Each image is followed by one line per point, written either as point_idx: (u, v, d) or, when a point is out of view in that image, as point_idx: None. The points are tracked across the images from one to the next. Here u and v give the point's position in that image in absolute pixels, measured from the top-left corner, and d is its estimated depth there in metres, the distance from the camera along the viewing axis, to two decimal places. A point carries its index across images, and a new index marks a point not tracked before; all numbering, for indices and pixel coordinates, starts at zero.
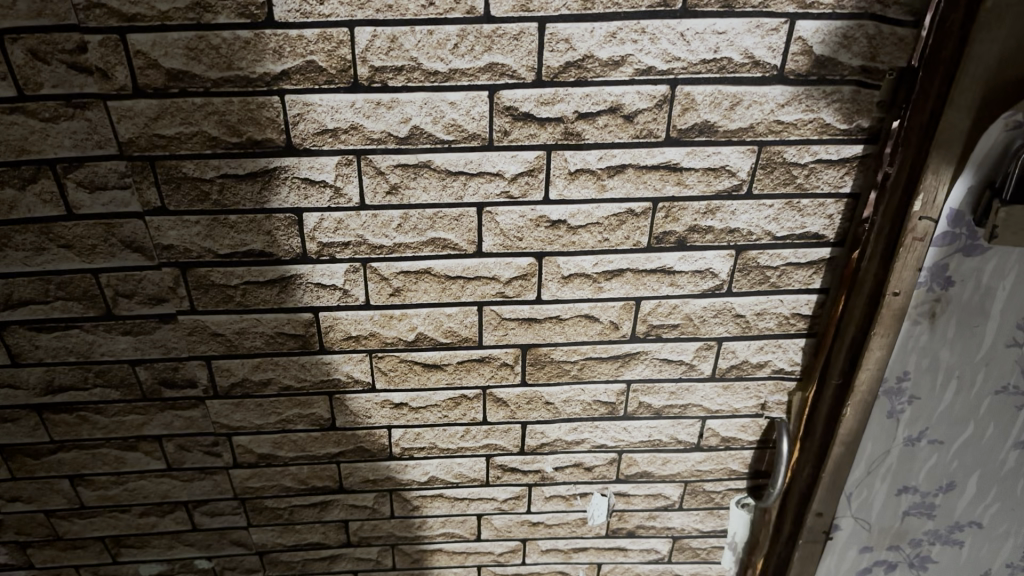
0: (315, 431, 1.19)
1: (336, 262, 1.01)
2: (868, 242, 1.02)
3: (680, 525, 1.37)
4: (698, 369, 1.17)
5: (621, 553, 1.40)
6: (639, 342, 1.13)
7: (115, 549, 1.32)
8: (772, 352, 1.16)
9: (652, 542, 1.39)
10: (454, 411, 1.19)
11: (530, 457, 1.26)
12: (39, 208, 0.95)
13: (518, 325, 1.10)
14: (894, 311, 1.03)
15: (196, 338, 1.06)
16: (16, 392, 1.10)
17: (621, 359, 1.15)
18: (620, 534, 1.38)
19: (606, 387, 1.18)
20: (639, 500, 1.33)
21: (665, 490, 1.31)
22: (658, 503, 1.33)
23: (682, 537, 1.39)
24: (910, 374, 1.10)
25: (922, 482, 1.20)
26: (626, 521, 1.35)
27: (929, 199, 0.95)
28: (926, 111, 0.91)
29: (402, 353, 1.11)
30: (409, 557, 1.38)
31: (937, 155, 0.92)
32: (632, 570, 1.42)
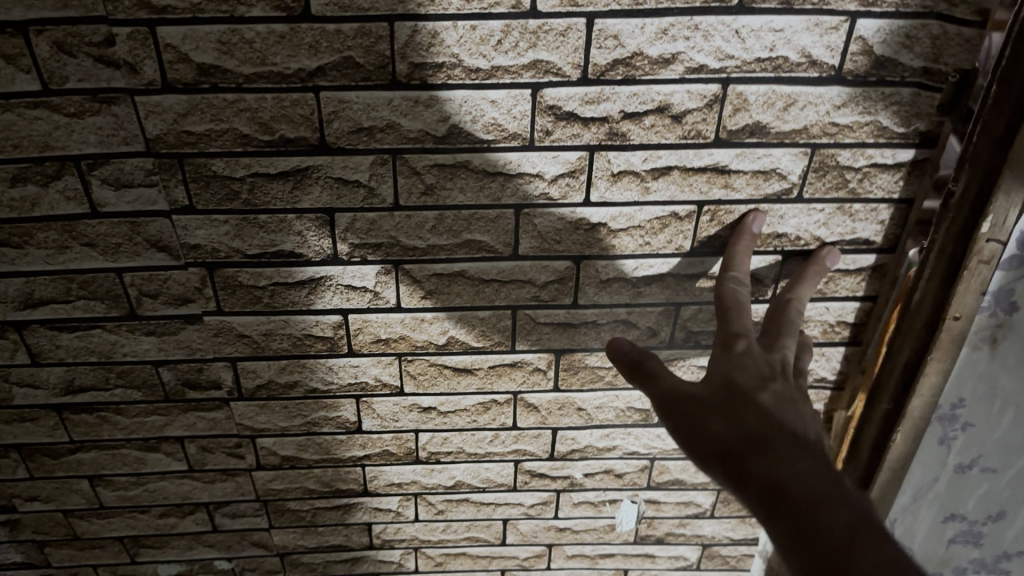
0: (341, 435, 1.15)
1: (367, 263, 0.98)
2: (924, 263, 0.98)
3: (710, 532, 1.35)
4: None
5: (648, 559, 1.39)
6: (678, 349, 1.09)
7: (134, 549, 1.30)
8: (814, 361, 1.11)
9: (680, 549, 1.38)
10: (484, 415, 1.15)
11: (559, 463, 1.23)
12: (63, 205, 0.89)
13: (552, 329, 1.06)
14: (954, 337, 1.00)
15: (221, 339, 1.02)
16: (35, 391, 1.06)
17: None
18: (647, 541, 1.36)
19: (641, 394, 1.15)
20: (668, 508, 1.31)
21: (696, 497, 1.30)
22: (687, 510, 1.32)
23: (712, 545, 1.37)
24: (964, 400, 1.10)
25: (970, 511, 1.20)
26: (655, 527, 1.34)
27: (999, 221, 0.91)
28: (1000, 132, 0.86)
29: (432, 357, 1.08)
30: (432, 560, 1.37)
31: (1011, 175, 0.88)
32: None
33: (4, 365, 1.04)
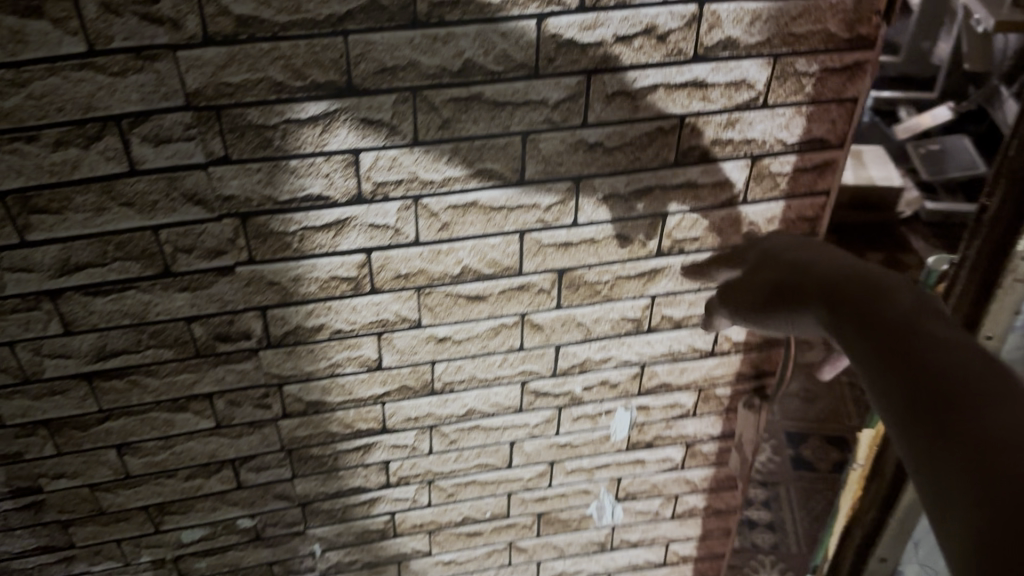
0: (362, 374, 1.22)
1: (389, 200, 1.05)
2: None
3: (693, 430, 1.49)
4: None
5: (639, 465, 1.52)
6: (663, 257, 1.22)
7: (158, 517, 1.33)
8: None
9: (667, 451, 1.51)
10: (494, 339, 1.24)
11: (561, 380, 1.33)
12: (103, 165, 0.93)
13: (555, 249, 1.17)
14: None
15: (252, 289, 1.08)
16: (66, 361, 1.09)
17: (647, 276, 1.24)
18: (638, 447, 1.49)
19: (633, 304, 1.27)
20: (656, 412, 1.44)
21: (680, 399, 1.43)
22: (673, 413, 1.45)
23: (694, 443, 1.52)
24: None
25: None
26: (645, 433, 1.47)
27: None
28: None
29: (448, 288, 1.16)
30: (444, 492, 1.45)
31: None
32: (649, 479, 1.55)
33: (36, 338, 1.06)
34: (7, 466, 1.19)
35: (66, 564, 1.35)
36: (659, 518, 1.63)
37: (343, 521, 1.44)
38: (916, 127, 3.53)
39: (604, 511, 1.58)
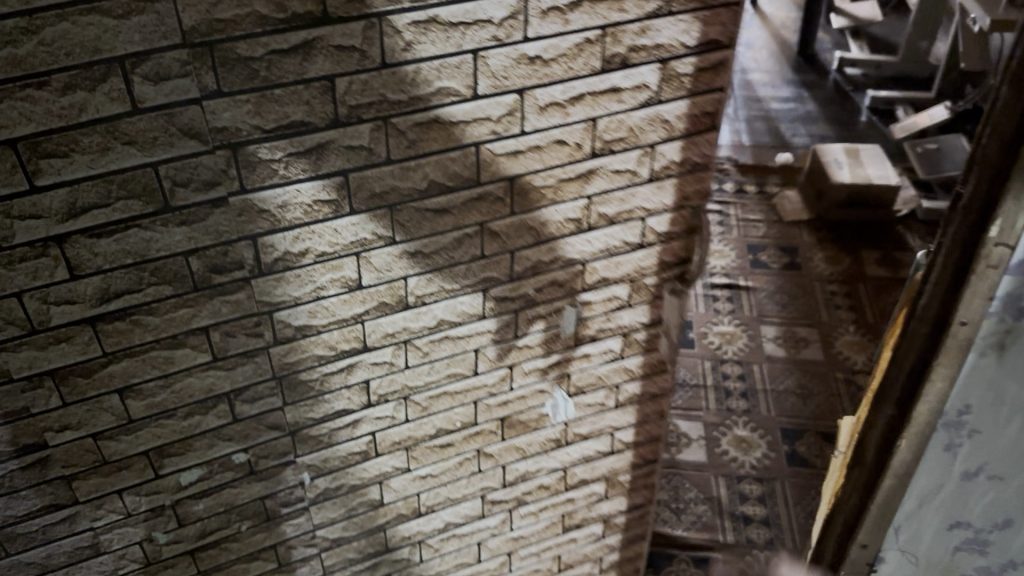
0: (344, 294, 1.34)
1: (362, 123, 1.17)
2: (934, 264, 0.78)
3: (629, 321, 1.68)
4: (638, 175, 1.46)
5: (585, 360, 1.70)
6: (596, 159, 1.40)
7: (158, 462, 1.40)
8: (689, 149, 1.47)
9: (608, 343, 1.70)
10: (458, 250, 1.39)
11: (516, 284, 1.49)
12: (108, 106, 1.01)
13: (507, 158, 1.32)
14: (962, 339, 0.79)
15: (244, 218, 1.18)
16: (72, 307, 1.16)
17: (584, 177, 1.40)
18: (584, 343, 1.67)
19: (573, 205, 1.43)
20: (598, 307, 1.62)
21: (616, 291, 1.62)
22: (612, 306, 1.63)
23: (630, 333, 1.71)
24: (972, 405, 0.83)
25: (977, 517, 0.90)
26: (589, 327, 1.64)
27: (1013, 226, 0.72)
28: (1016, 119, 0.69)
29: (416, 203, 1.29)
30: (419, 406, 1.59)
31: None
32: (594, 372, 1.74)
33: (44, 286, 1.12)
34: (13, 423, 1.23)
35: (70, 521, 1.40)
36: (604, 408, 1.83)
37: (330, 445, 1.55)
38: (914, 127, 4.11)
39: (557, 408, 1.76)
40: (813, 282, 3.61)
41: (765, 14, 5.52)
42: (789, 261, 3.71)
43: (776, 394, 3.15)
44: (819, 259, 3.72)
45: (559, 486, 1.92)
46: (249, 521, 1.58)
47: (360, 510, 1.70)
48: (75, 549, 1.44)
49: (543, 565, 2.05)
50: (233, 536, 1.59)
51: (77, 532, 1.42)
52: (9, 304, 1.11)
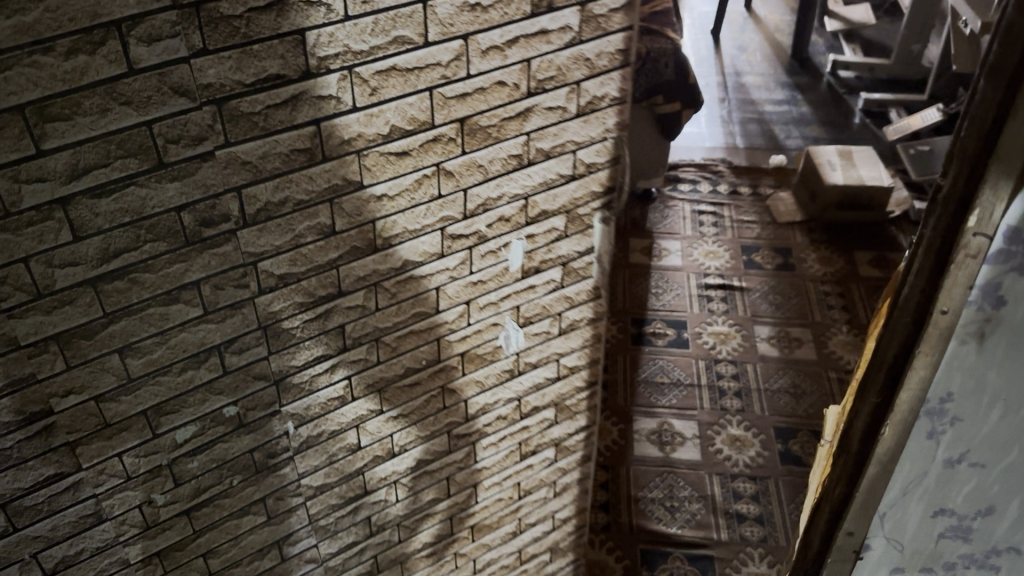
0: (320, 241, 1.45)
1: (331, 73, 1.29)
2: (915, 257, 1.01)
3: (567, 250, 1.85)
4: (567, 111, 1.62)
5: (532, 291, 1.86)
6: (531, 98, 1.55)
7: (155, 421, 1.47)
8: (608, 85, 1.64)
9: (550, 273, 1.86)
10: (418, 192, 1.51)
11: (469, 221, 1.63)
12: (106, 69, 1.09)
13: (456, 102, 1.45)
14: (941, 328, 1.03)
15: (229, 170, 1.27)
16: (75, 269, 1.22)
17: (522, 116, 1.56)
18: (530, 274, 1.82)
19: (514, 142, 1.59)
20: (540, 239, 1.78)
21: (554, 223, 1.78)
22: (552, 237, 1.79)
23: (569, 262, 1.88)
24: (953, 393, 1.08)
25: (950, 453, 1.14)
26: (533, 259, 1.80)
27: (986, 216, 0.94)
28: (988, 120, 0.89)
29: (380, 148, 1.41)
30: (390, 347, 1.71)
31: (1000, 167, 0.91)
32: (540, 303, 1.89)
33: (49, 250, 1.18)
34: (21, 392, 1.29)
35: (74, 490, 1.46)
36: (550, 336, 1.99)
37: (311, 392, 1.65)
38: (907, 128, 4.85)
39: (510, 340, 1.91)
40: (806, 282, 4.12)
41: (760, 18, 6.30)
42: (784, 262, 4.24)
43: (769, 394, 3.58)
44: (813, 259, 4.26)
45: (515, 416, 2.07)
46: (239, 475, 1.66)
47: (339, 456, 1.80)
48: (79, 518, 1.50)
49: (505, 494, 2.21)
50: (226, 492, 1.67)
51: (80, 500, 1.48)
52: (17, 270, 1.18)
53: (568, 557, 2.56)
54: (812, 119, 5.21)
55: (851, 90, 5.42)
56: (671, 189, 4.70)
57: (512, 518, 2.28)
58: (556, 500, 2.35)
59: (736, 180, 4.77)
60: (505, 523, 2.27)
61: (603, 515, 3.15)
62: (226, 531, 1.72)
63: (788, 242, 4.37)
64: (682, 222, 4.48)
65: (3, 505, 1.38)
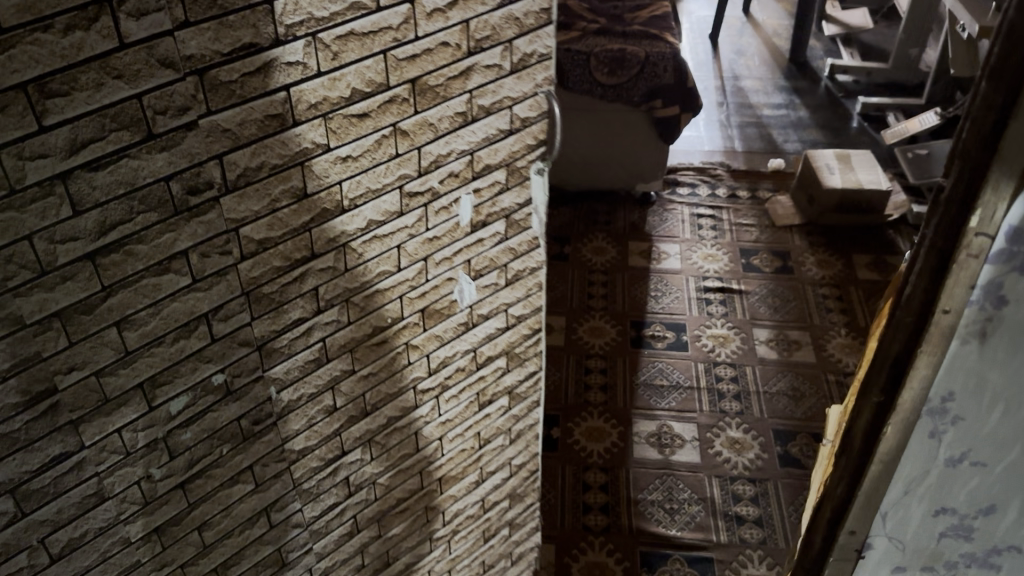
0: (294, 204, 1.58)
1: (296, 40, 1.43)
2: (919, 257, 1.21)
3: (509, 204, 2.03)
4: (501, 70, 1.81)
5: (480, 246, 2.03)
6: (471, 57, 1.73)
7: (151, 393, 1.55)
8: (536, 42, 1.85)
9: (495, 226, 2.04)
10: (378, 152, 1.67)
11: (422, 178, 1.79)
12: (100, 44, 1.21)
13: (407, 64, 1.62)
14: (942, 326, 1.24)
15: (211, 138, 1.39)
16: (75, 243, 1.31)
17: (465, 74, 1.73)
18: (478, 228, 2.00)
19: (459, 101, 1.76)
20: (486, 193, 1.95)
21: (497, 176, 1.95)
22: (495, 190, 1.97)
23: (512, 215, 2.06)
24: (954, 391, 1.31)
25: (951, 449, 1.37)
26: (481, 214, 1.97)
27: (987, 215, 1.14)
28: (989, 121, 1.07)
29: (343, 110, 1.56)
30: (358, 307, 1.84)
31: (998, 167, 1.10)
32: (488, 256, 2.07)
33: (52, 225, 1.28)
34: (28, 370, 1.36)
35: (78, 470, 1.52)
36: (498, 288, 2.17)
37: (289, 356, 1.76)
38: (903, 132, 5.25)
39: (464, 293, 2.08)
40: (803, 284, 4.53)
41: (759, 23, 6.89)
42: (781, 264, 4.66)
43: (768, 396, 3.94)
44: (811, 262, 4.67)
45: (471, 367, 2.24)
46: (228, 445, 1.74)
47: (317, 419, 1.92)
48: (83, 499, 1.55)
49: (467, 445, 2.39)
50: (218, 462, 1.74)
51: (83, 480, 1.53)
52: (23, 246, 1.26)
53: (526, 502, 2.78)
54: (810, 123, 5.71)
55: (850, 94, 5.93)
56: (670, 194, 5.17)
57: (474, 468, 2.47)
58: (511, 446, 2.56)
59: (734, 183, 5.25)
60: (468, 473, 2.46)
61: (604, 517, 3.44)
62: (218, 503, 1.80)
63: (787, 244, 4.79)
64: (681, 225, 4.93)
65: (12, 490, 1.43)
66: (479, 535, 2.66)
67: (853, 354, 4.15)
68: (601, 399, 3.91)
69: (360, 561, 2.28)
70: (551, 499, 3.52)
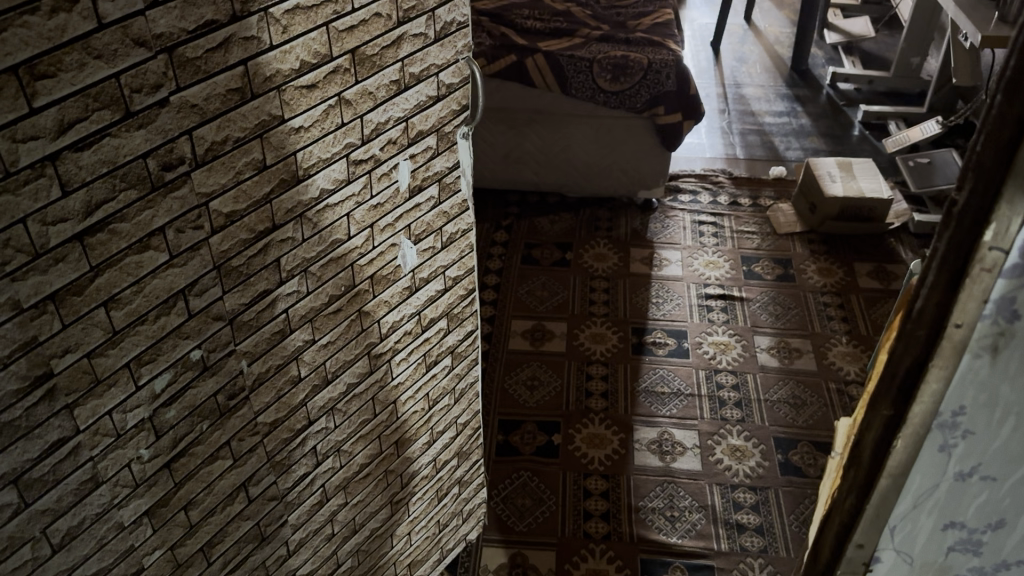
0: (255, 176, 1.60)
1: (251, 15, 1.44)
2: (930, 269, 1.11)
3: (439, 168, 2.05)
4: (427, 37, 1.82)
5: (417, 211, 2.05)
6: (401, 26, 1.74)
7: (138, 372, 1.56)
8: (453, 12, 1.86)
9: (430, 190, 2.05)
10: (327, 122, 1.68)
11: (365, 146, 1.80)
12: (81, 25, 1.23)
13: (348, 35, 1.63)
14: (954, 342, 1.14)
15: (182, 114, 1.41)
16: (65, 224, 1.33)
17: (397, 43, 1.75)
18: (415, 193, 2.01)
19: (392, 70, 1.77)
20: (419, 159, 1.97)
21: (429, 142, 1.97)
22: (428, 155, 1.99)
23: (444, 179, 2.08)
24: (964, 406, 1.21)
25: (959, 463, 1.28)
26: (417, 178, 1.99)
27: (1002, 230, 1.05)
28: (1007, 132, 0.98)
29: (294, 82, 1.58)
30: (316, 277, 1.85)
31: (1012, 184, 1.01)
32: (424, 221, 2.08)
33: (43, 207, 1.29)
34: (28, 355, 1.37)
35: (74, 455, 1.52)
36: (435, 251, 2.17)
37: (258, 329, 1.78)
38: (905, 140, 5.19)
39: (407, 259, 2.08)
40: (807, 292, 4.52)
41: (761, 31, 6.90)
42: (783, 272, 4.65)
43: (770, 405, 3.92)
44: (813, 270, 4.66)
45: (417, 330, 2.25)
46: (207, 421, 1.76)
47: (286, 389, 1.93)
48: (79, 485, 1.55)
49: (419, 406, 2.41)
50: (199, 439, 1.76)
51: (79, 465, 1.54)
52: (17, 231, 1.27)
53: (472, 459, 2.83)
54: (813, 130, 5.71)
55: (851, 103, 5.94)
56: (673, 201, 5.17)
57: (426, 429, 2.49)
58: (456, 406, 2.58)
59: (735, 191, 5.25)
60: (422, 434, 2.48)
61: (605, 524, 3.43)
62: (201, 480, 1.82)
63: (788, 252, 4.79)
64: (682, 231, 4.93)
65: (15, 480, 1.43)
66: (434, 494, 2.72)
67: (852, 363, 4.13)
68: (601, 406, 3.90)
69: (331, 530, 2.31)
70: (552, 505, 3.50)
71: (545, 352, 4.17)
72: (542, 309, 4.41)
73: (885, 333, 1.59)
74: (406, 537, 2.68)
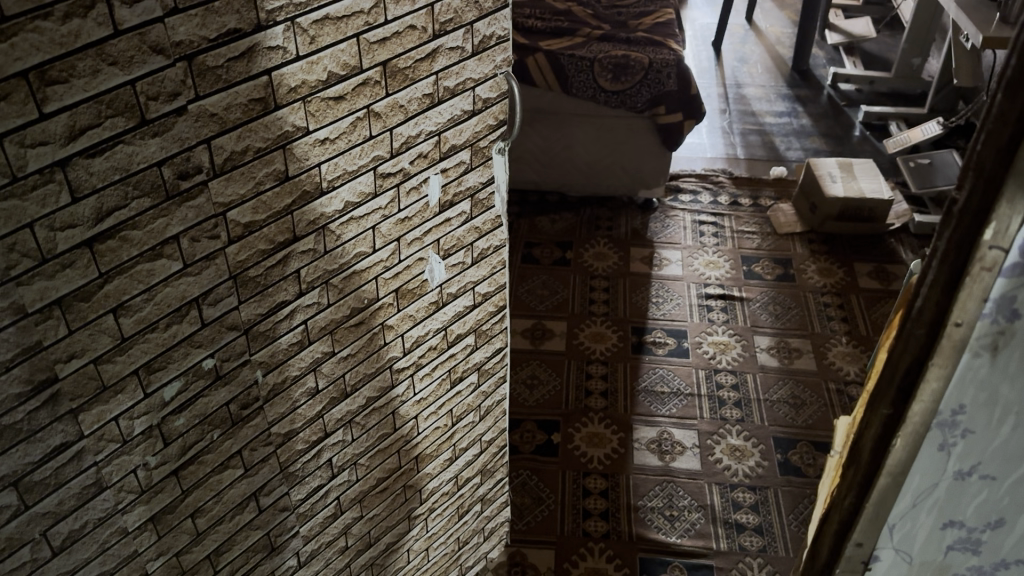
0: (277, 186, 1.61)
1: (277, 25, 1.46)
2: (931, 267, 1.12)
3: (474, 182, 2.06)
4: (464, 51, 1.84)
5: (448, 225, 2.06)
6: (437, 39, 1.76)
7: (146, 379, 1.57)
8: (495, 25, 1.88)
9: (462, 206, 2.07)
10: (354, 134, 1.70)
11: (395, 159, 1.82)
12: (96, 31, 1.24)
13: (379, 47, 1.65)
14: (954, 340, 1.15)
15: (200, 123, 1.42)
16: (75, 230, 1.35)
17: (431, 56, 1.76)
18: (446, 208, 2.02)
19: (426, 83, 1.79)
20: (452, 173, 1.98)
21: (462, 157, 1.99)
22: (461, 170, 2.00)
23: (476, 195, 2.09)
24: (964, 405, 1.22)
25: (959, 463, 1.28)
26: (449, 193, 2.01)
27: (1002, 229, 1.05)
28: (1007, 131, 0.98)
29: (321, 93, 1.59)
30: (338, 288, 1.86)
31: (1012, 184, 1.02)
32: (455, 236, 2.10)
33: (51, 213, 1.31)
34: (31, 359, 1.38)
35: (78, 460, 1.53)
36: (465, 267, 2.19)
37: (274, 339, 1.79)
38: (905, 141, 5.22)
39: (434, 273, 2.10)
40: (807, 292, 4.53)
41: (762, 31, 6.91)
42: (782, 272, 4.66)
43: (769, 404, 3.93)
44: (812, 270, 4.67)
45: (443, 346, 2.27)
46: (218, 430, 1.77)
47: (301, 401, 1.94)
48: (82, 489, 1.56)
49: (441, 422, 2.42)
50: (209, 447, 1.77)
51: (82, 470, 1.55)
52: (23, 235, 1.29)
53: (496, 478, 2.84)
54: (811, 131, 5.71)
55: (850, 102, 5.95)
56: (673, 200, 5.18)
57: (448, 445, 2.50)
58: (481, 423, 2.59)
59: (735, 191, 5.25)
60: (444, 451, 2.50)
61: (603, 523, 3.43)
62: (210, 488, 1.82)
63: (788, 252, 4.80)
64: (682, 232, 4.93)
65: (15, 482, 1.43)
66: (455, 511, 2.73)
67: (851, 363, 4.14)
68: (600, 405, 3.91)
69: (345, 542, 2.32)
70: (551, 504, 3.51)
71: (544, 351, 4.17)
72: (542, 308, 4.41)
73: (885, 332, 1.60)
74: (424, 552, 2.69)
